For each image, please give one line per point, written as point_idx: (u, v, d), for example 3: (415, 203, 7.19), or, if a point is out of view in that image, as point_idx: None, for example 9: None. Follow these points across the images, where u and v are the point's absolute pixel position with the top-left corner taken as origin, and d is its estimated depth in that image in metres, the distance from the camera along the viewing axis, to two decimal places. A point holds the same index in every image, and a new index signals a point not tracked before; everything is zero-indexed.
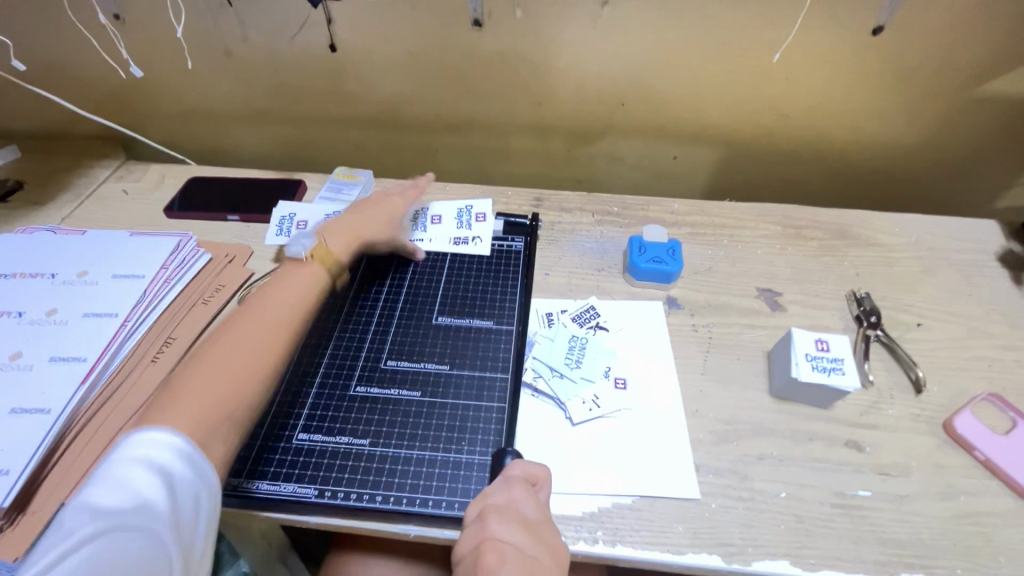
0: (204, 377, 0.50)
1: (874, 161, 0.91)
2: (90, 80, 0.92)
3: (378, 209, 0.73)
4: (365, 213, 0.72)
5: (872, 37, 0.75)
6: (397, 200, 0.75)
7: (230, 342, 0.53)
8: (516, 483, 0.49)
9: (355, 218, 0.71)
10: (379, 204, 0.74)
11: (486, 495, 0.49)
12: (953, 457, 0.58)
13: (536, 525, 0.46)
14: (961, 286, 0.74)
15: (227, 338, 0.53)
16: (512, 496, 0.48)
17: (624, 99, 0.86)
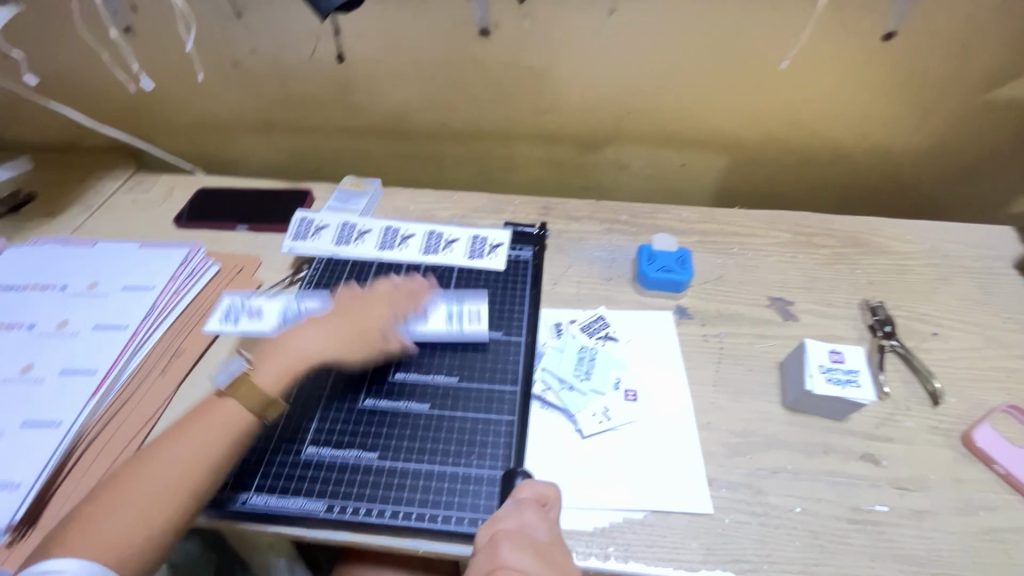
0: (125, 500, 0.48)
1: (887, 167, 0.90)
2: (101, 92, 0.93)
3: (349, 312, 0.60)
4: (330, 318, 0.60)
5: (883, 42, 0.74)
6: (377, 308, 0.61)
7: (156, 462, 0.50)
8: (527, 505, 0.48)
9: (318, 325, 0.59)
10: (354, 304, 0.61)
11: (496, 518, 0.48)
12: (973, 471, 0.56)
13: (547, 548, 0.45)
14: (977, 294, 0.73)
15: (159, 451, 0.51)
16: (523, 519, 0.47)
17: (632, 107, 0.85)
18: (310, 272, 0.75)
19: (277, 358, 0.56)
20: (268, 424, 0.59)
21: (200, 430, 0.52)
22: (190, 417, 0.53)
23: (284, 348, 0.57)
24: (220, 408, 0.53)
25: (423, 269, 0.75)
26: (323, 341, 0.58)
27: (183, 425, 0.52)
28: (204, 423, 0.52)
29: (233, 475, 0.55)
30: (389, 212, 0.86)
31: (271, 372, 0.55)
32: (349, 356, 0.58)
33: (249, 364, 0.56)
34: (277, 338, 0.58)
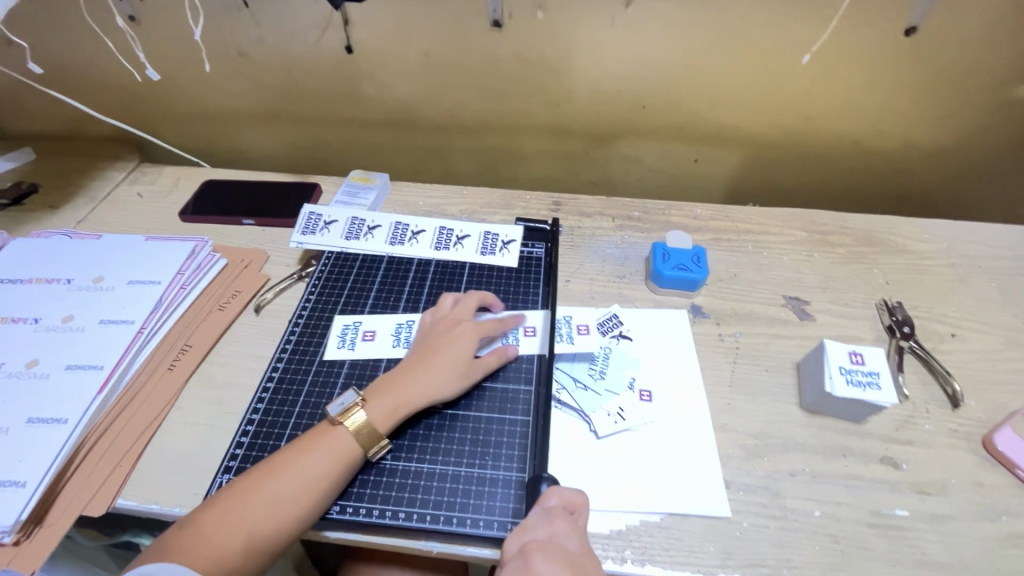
0: (209, 534, 0.46)
1: (902, 164, 0.89)
2: (105, 81, 0.91)
3: (444, 341, 0.59)
4: (427, 352, 0.59)
5: (905, 37, 0.72)
6: (469, 331, 0.61)
7: (263, 494, 0.48)
8: (556, 513, 0.47)
9: (418, 362, 0.58)
10: (449, 333, 0.60)
11: (525, 527, 0.47)
12: (993, 476, 0.55)
13: (579, 558, 0.44)
14: (996, 295, 0.72)
15: (267, 479, 0.49)
16: (553, 528, 0.46)
17: (646, 101, 0.84)
18: (319, 268, 0.74)
19: (386, 397, 0.55)
20: (279, 424, 0.58)
21: (307, 466, 0.50)
22: (295, 449, 0.51)
23: (396, 387, 0.56)
24: (327, 444, 0.52)
25: (433, 265, 0.74)
26: (430, 375, 0.57)
27: (286, 456, 0.51)
28: (312, 458, 0.51)
29: None
30: (398, 206, 0.85)
31: (382, 411, 0.54)
32: (458, 382, 0.58)
33: (361, 397, 0.55)
34: (381, 381, 0.57)
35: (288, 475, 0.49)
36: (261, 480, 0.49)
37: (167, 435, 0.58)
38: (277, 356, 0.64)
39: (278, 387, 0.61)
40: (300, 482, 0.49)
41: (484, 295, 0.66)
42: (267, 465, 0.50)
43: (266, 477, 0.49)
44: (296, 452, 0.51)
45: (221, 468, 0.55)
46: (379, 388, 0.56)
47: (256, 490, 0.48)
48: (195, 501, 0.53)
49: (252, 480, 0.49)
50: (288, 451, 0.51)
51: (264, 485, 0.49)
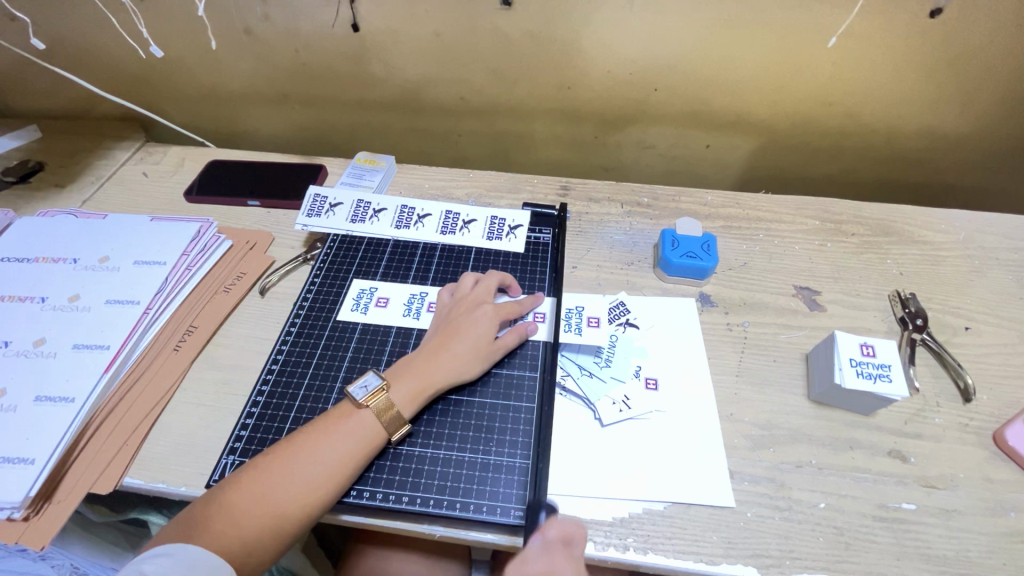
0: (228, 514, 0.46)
1: (920, 153, 0.86)
2: (109, 60, 0.90)
3: (466, 324, 0.60)
4: (449, 334, 0.59)
5: (929, 20, 0.69)
6: (489, 312, 0.61)
7: (287, 474, 0.48)
8: (556, 549, 0.45)
9: (439, 344, 0.58)
10: (471, 315, 0.60)
11: (523, 560, 0.44)
12: (1004, 471, 0.55)
13: None
14: (1013, 287, 0.70)
15: (287, 461, 0.49)
16: (552, 563, 0.44)
17: (658, 84, 0.82)
18: (324, 250, 0.74)
19: (410, 380, 0.55)
20: (284, 407, 0.58)
21: (327, 449, 0.50)
22: (314, 431, 0.51)
23: (420, 368, 0.56)
24: (346, 427, 0.52)
25: (439, 250, 0.74)
26: (453, 357, 0.57)
27: (306, 438, 0.51)
28: (331, 442, 0.50)
29: (248, 458, 0.54)
30: (404, 189, 0.84)
31: (406, 393, 0.54)
32: (479, 364, 0.58)
33: (385, 380, 0.55)
34: (404, 363, 0.57)
35: (307, 457, 0.49)
36: (279, 462, 0.49)
37: (173, 415, 0.59)
38: (282, 338, 0.64)
39: (282, 370, 0.61)
40: (320, 464, 0.49)
41: (504, 276, 0.66)
42: (285, 447, 0.50)
43: (284, 459, 0.49)
44: (315, 434, 0.51)
45: (226, 449, 0.55)
46: (403, 373, 0.56)
47: (274, 472, 0.48)
48: (201, 481, 0.54)
49: (270, 462, 0.49)
50: (307, 434, 0.51)
51: (283, 467, 0.49)
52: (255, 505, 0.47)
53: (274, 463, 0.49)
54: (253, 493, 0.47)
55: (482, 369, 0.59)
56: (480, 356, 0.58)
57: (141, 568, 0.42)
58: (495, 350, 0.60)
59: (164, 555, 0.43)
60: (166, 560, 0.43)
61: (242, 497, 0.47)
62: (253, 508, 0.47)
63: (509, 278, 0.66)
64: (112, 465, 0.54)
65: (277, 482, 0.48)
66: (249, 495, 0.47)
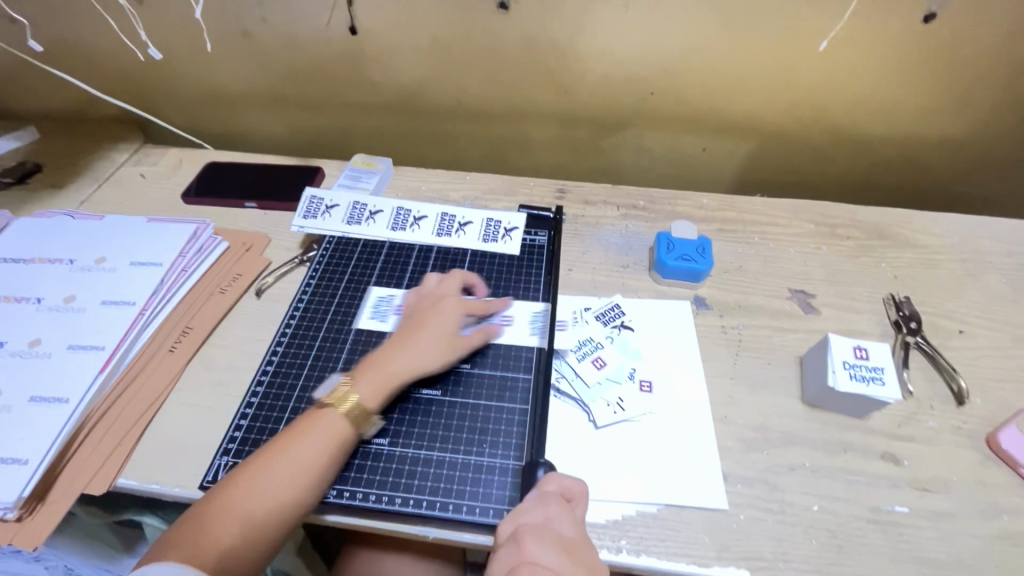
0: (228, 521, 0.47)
1: (916, 156, 0.87)
2: (108, 62, 0.91)
3: (429, 318, 0.59)
4: (412, 329, 0.59)
5: (922, 24, 0.70)
6: (453, 305, 0.61)
7: (283, 480, 0.48)
8: (551, 499, 0.48)
9: (403, 338, 0.58)
10: (433, 309, 0.60)
11: (518, 511, 0.47)
12: (997, 474, 0.55)
13: (572, 543, 0.44)
14: (1007, 291, 0.70)
15: (282, 466, 0.49)
16: (547, 512, 0.47)
17: (654, 88, 0.82)
18: (320, 252, 0.74)
19: (375, 373, 0.55)
20: (279, 407, 0.58)
21: (323, 452, 0.50)
22: (307, 434, 0.51)
23: (382, 361, 0.55)
24: (339, 429, 0.52)
25: (434, 252, 0.74)
26: (417, 350, 0.57)
27: (300, 442, 0.51)
28: (326, 445, 0.51)
29: (242, 459, 0.54)
30: (401, 191, 0.84)
31: (369, 386, 0.54)
32: (445, 355, 0.58)
33: (351, 376, 0.54)
34: (367, 359, 0.56)
35: (289, 463, 0.49)
36: (274, 468, 0.49)
37: (167, 416, 0.59)
38: (277, 339, 0.64)
39: (277, 371, 0.61)
40: (302, 470, 0.49)
41: (467, 275, 0.67)
42: (265, 453, 0.50)
43: (266, 466, 0.49)
44: (308, 437, 0.51)
45: (219, 450, 0.55)
46: (369, 367, 0.55)
47: (269, 479, 0.48)
48: (194, 481, 0.54)
49: (252, 470, 0.49)
50: (286, 439, 0.51)
51: (265, 474, 0.49)
52: (249, 509, 0.47)
53: (267, 468, 0.49)
54: (237, 501, 0.47)
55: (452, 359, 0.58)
56: (449, 346, 0.58)
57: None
58: (462, 340, 0.59)
59: (152, 568, 0.43)
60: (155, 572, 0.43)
61: (240, 504, 0.47)
62: (252, 513, 0.47)
63: (471, 276, 0.67)
64: (105, 467, 0.54)
65: (260, 489, 0.48)
66: (234, 504, 0.47)
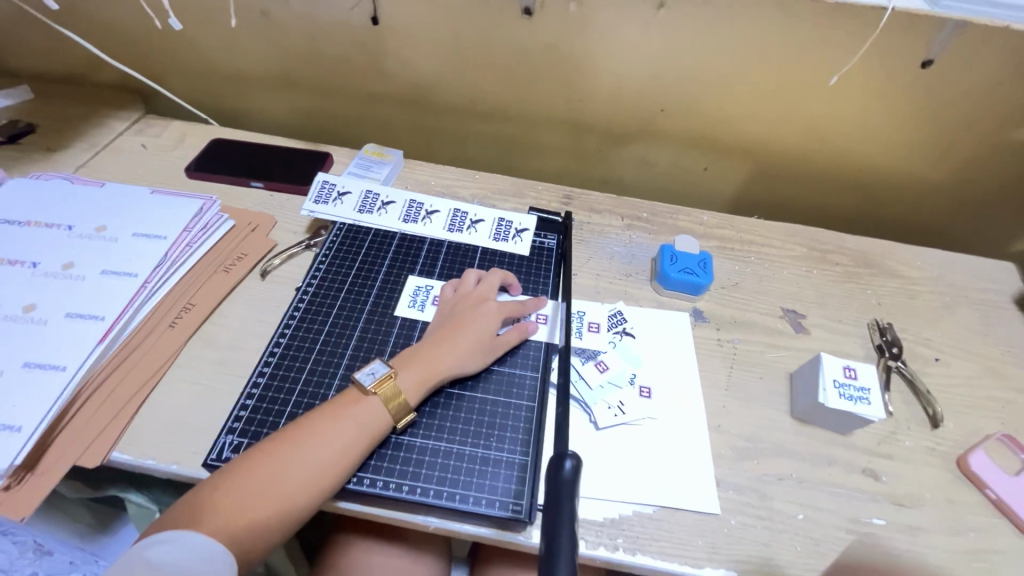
0: (237, 499, 0.46)
1: (901, 192, 0.92)
2: (115, 27, 0.89)
3: (470, 319, 0.61)
4: (452, 327, 0.60)
5: (920, 69, 0.74)
6: (493, 309, 0.62)
7: (295, 459, 0.48)
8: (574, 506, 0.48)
9: (444, 336, 0.59)
10: (475, 310, 0.62)
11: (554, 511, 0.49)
12: (965, 493, 0.59)
13: None
14: (978, 325, 0.75)
15: (295, 445, 0.49)
16: None
17: (664, 105, 0.85)
18: (329, 237, 0.74)
19: (417, 368, 0.56)
20: (286, 391, 0.58)
21: (335, 433, 0.50)
22: (321, 415, 0.52)
23: (425, 358, 0.57)
24: (353, 412, 0.52)
25: (445, 247, 0.74)
26: (456, 351, 0.58)
27: (314, 422, 0.51)
28: (339, 427, 0.51)
29: (247, 439, 0.54)
30: (411, 184, 0.84)
31: (411, 382, 0.55)
32: (482, 357, 0.60)
33: (391, 367, 0.55)
34: (409, 353, 0.57)
35: (313, 442, 0.49)
36: (286, 447, 0.49)
37: (167, 392, 0.58)
38: (284, 322, 0.64)
39: (284, 353, 0.61)
40: (325, 450, 0.49)
41: (506, 275, 0.68)
42: (289, 431, 0.50)
43: (289, 444, 0.49)
44: (323, 418, 0.51)
45: (223, 430, 0.55)
46: (409, 362, 0.56)
47: (281, 456, 0.48)
48: (195, 460, 0.53)
49: (274, 448, 0.49)
50: (312, 420, 0.51)
51: (286, 451, 0.49)
52: (259, 487, 0.47)
53: (281, 447, 0.49)
54: (257, 476, 0.47)
55: (485, 363, 0.60)
56: (484, 351, 0.60)
57: (144, 554, 0.43)
58: (496, 345, 0.61)
59: (165, 541, 0.44)
60: (166, 546, 0.43)
61: (249, 481, 0.47)
62: (261, 492, 0.47)
63: (508, 276, 0.68)
64: (101, 440, 0.53)
65: (281, 467, 0.48)
66: (253, 480, 0.47)
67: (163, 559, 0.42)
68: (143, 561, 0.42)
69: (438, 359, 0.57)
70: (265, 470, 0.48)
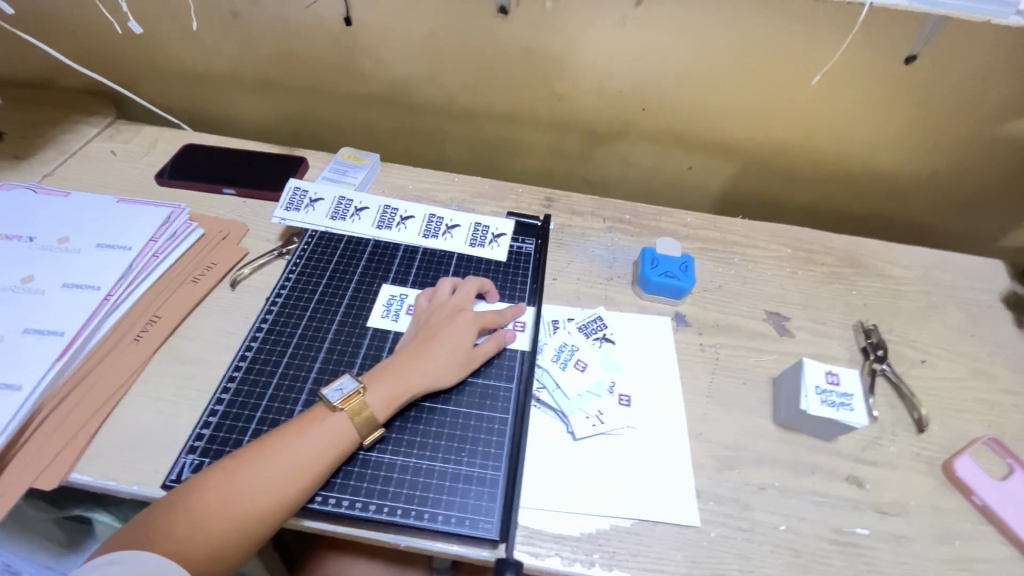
0: (192, 523, 0.44)
1: (887, 189, 0.90)
2: (83, 31, 0.86)
3: (445, 331, 0.59)
4: (426, 340, 0.58)
5: (903, 65, 0.73)
6: (469, 319, 0.61)
7: (254, 479, 0.47)
8: None
9: (417, 350, 0.57)
10: (450, 321, 0.60)
11: None
12: (950, 500, 0.57)
13: None
14: (965, 325, 0.74)
15: (255, 465, 0.47)
16: None
17: (645, 104, 0.83)
18: (301, 245, 0.72)
19: (388, 384, 0.54)
20: (250, 406, 0.56)
21: (297, 451, 0.49)
22: (284, 432, 0.50)
23: (397, 373, 0.55)
24: (316, 429, 0.50)
25: (420, 253, 0.73)
26: (430, 365, 0.56)
27: (276, 440, 0.49)
28: (301, 445, 0.49)
29: (208, 458, 0.52)
30: (388, 188, 0.82)
31: (381, 399, 0.53)
32: (458, 371, 0.58)
33: (361, 384, 0.54)
34: (380, 367, 0.56)
35: (274, 461, 0.48)
36: (245, 466, 0.47)
37: (129, 409, 0.56)
38: (252, 334, 0.62)
39: (251, 367, 0.59)
40: (287, 468, 0.48)
41: (482, 282, 0.67)
42: (250, 450, 0.49)
43: (251, 462, 0.48)
44: (285, 436, 0.50)
45: (185, 448, 0.53)
46: (380, 378, 0.55)
47: (241, 476, 0.47)
48: (155, 480, 0.51)
49: (234, 465, 0.47)
50: (276, 437, 0.50)
51: (245, 472, 0.47)
52: (216, 509, 0.45)
53: (239, 467, 0.47)
54: (216, 495, 0.46)
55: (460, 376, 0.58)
56: (458, 364, 0.58)
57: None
58: (472, 357, 0.59)
59: (110, 563, 0.42)
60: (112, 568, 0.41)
61: (206, 504, 0.45)
62: (219, 514, 0.45)
63: (485, 283, 0.67)
64: (58, 460, 0.51)
65: (242, 484, 0.46)
66: (210, 501, 0.45)
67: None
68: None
69: (410, 373, 0.55)
70: (223, 492, 0.46)
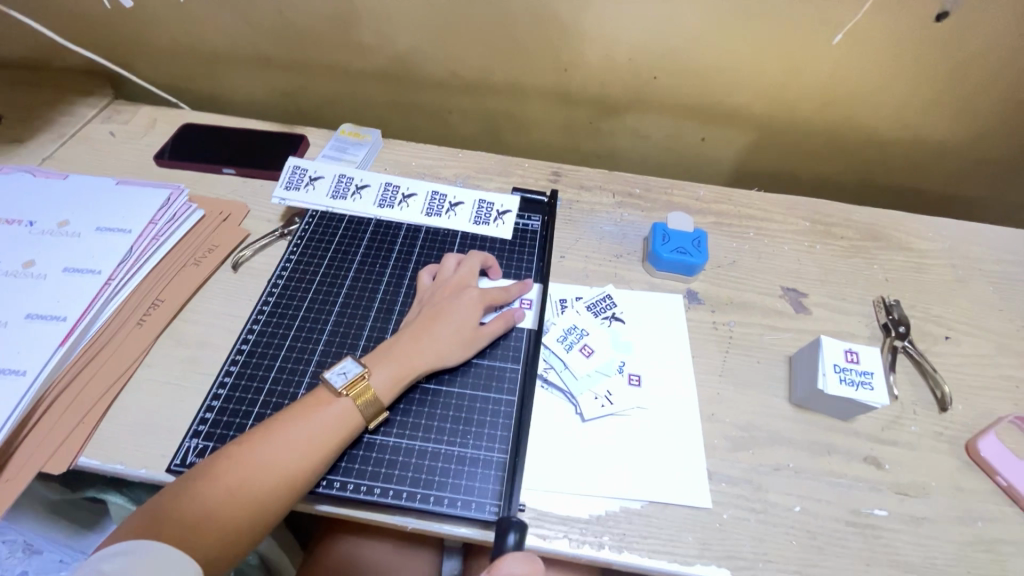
0: (200, 507, 0.44)
1: (912, 156, 0.86)
2: (75, 9, 0.84)
3: (448, 308, 0.58)
4: (434, 320, 0.57)
5: (933, 22, 0.68)
6: (473, 297, 0.60)
7: (260, 464, 0.46)
8: None
9: (422, 329, 0.56)
10: (454, 300, 0.59)
11: None
12: (974, 481, 0.55)
13: None
14: (994, 299, 0.71)
15: (261, 449, 0.47)
16: None
17: (656, 72, 0.80)
18: (302, 226, 0.70)
19: (392, 364, 0.53)
20: (254, 390, 0.56)
21: (303, 433, 0.48)
22: (289, 415, 0.49)
23: (401, 354, 0.54)
24: (320, 411, 0.50)
25: (423, 232, 0.71)
26: (436, 346, 0.56)
27: (280, 424, 0.49)
28: (306, 428, 0.49)
29: (213, 442, 0.52)
30: (390, 165, 0.80)
31: (386, 379, 0.53)
32: (463, 350, 0.57)
33: (365, 366, 0.53)
34: (383, 348, 0.55)
35: (280, 444, 0.47)
36: (251, 451, 0.47)
37: (134, 393, 0.56)
38: (254, 317, 0.61)
39: (253, 351, 0.59)
40: (293, 452, 0.47)
41: (486, 258, 0.65)
42: (256, 434, 0.48)
43: (252, 447, 0.47)
44: (290, 419, 0.49)
45: (189, 432, 0.53)
46: (387, 360, 0.54)
47: (247, 461, 0.46)
48: (162, 463, 0.51)
49: (234, 451, 0.47)
50: (277, 421, 0.49)
51: (250, 457, 0.46)
52: (223, 493, 0.45)
53: (245, 452, 0.47)
54: (220, 481, 0.45)
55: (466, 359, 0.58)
56: (465, 346, 0.57)
57: (98, 567, 0.40)
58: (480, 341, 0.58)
59: (121, 553, 0.41)
60: (121, 558, 0.40)
61: (212, 489, 0.45)
62: (226, 498, 0.45)
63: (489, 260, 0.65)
64: (67, 445, 0.51)
65: (242, 471, 0.46)
66: (217, 486, 0.45)
67: (117, 572, 0.40)
68: (95, 573, 0.39)
69: (417, 355, 0.55)
70: (229, 476, 0.45)
